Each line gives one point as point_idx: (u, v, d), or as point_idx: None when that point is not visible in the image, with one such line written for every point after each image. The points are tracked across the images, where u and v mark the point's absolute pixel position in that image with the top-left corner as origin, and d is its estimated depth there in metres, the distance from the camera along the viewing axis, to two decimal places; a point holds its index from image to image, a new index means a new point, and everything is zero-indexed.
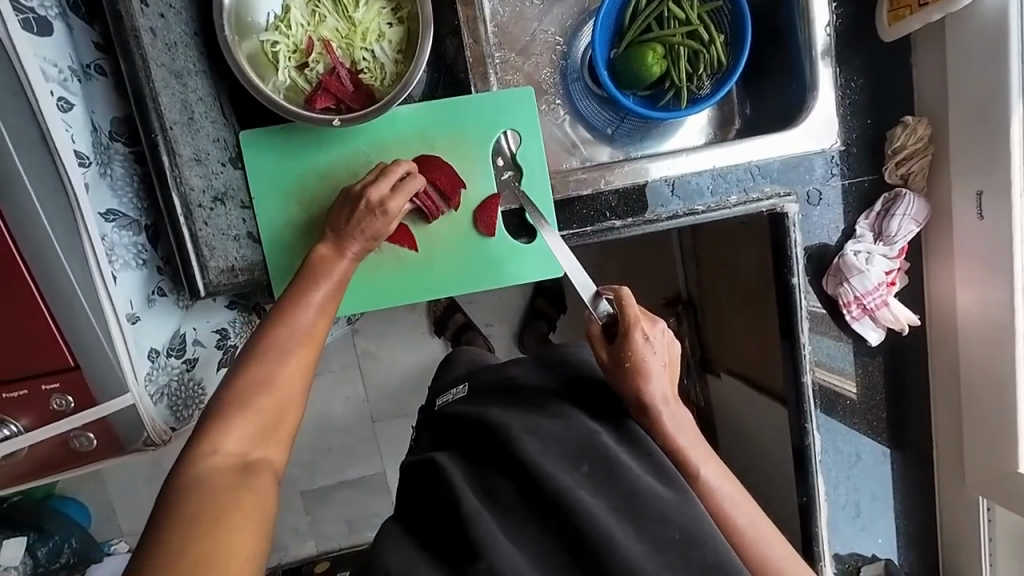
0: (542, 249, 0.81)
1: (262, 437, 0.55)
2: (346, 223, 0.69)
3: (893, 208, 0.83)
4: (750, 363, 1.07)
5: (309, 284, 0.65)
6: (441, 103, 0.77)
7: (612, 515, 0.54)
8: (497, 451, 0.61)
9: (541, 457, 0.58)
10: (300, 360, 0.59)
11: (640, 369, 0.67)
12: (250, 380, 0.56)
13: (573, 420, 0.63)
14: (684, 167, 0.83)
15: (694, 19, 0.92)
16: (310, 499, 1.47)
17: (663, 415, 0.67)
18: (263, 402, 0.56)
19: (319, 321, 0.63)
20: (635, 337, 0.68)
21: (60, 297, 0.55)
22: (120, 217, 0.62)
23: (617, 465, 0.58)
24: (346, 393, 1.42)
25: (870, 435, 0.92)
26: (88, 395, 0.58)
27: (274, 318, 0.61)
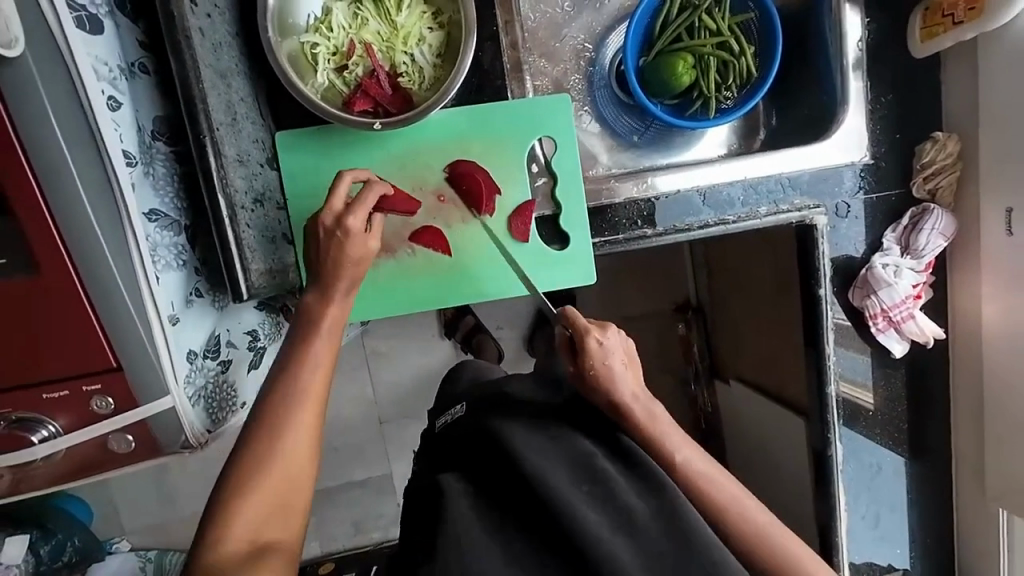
0: (577, 257, 0.81)
1: (271, 521, 0.54)
2: (320, 257, 0.64)
3: (921, 223, 0.84)
4: (769, 371, 1.02)
5: (306, 339, 0.62)
6: (480, 108, 0.77)
7: (611, 536, 0.51)
8: (495, 468, 0.58)
9: (541, 471, 0.55)
10: (302, 431, 0.58)
11: (597, 378, 0.64)
12: (251, 456, 0.55)
13: (570, 438, 0.60)
14: (716, 177, 0.84)
15: (725, 31, 0.93)
16: (317, 500, 1.46)
17: (636, 411, 0.64)
18: (268, 483, 0.55)
19: (317, 379, 0.60)
20: (587, 345, 0.64)
21: (106, 297, 0.54)
22: (162, 217, 0.61)
23: (619, 483, 0.55)
24: (357, 393, 1.41)
25: (889, 446, 0.94)
26: (129, 396, 0.57)
27: (272, 385, 0.59)
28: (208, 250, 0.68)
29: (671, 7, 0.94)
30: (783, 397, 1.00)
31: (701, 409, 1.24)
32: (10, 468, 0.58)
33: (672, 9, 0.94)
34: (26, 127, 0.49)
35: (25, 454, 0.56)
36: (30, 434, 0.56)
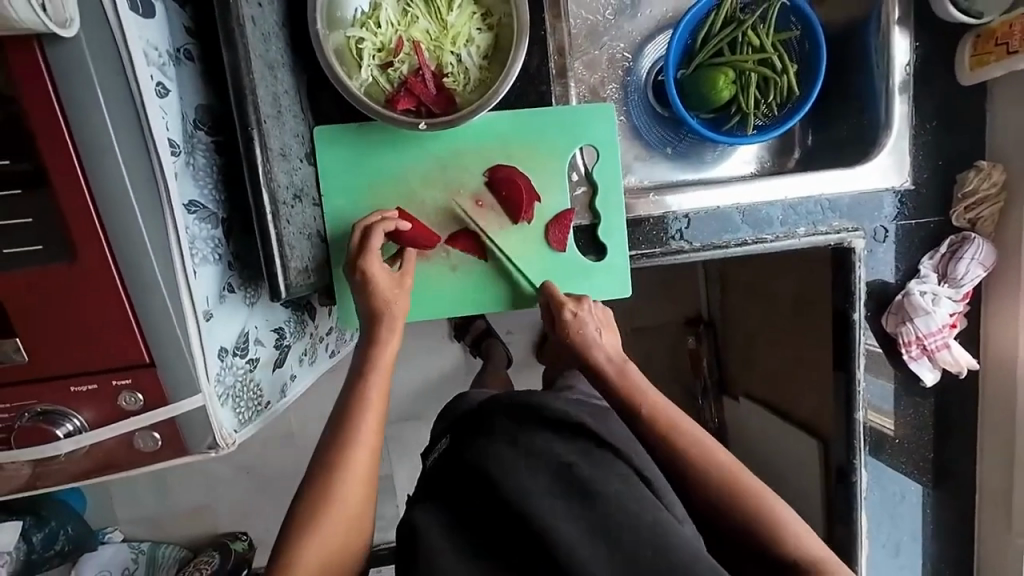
0: (614, 269, 0.79)
1: (348, 544, 0.62)
2: (361, 301, 0.70)
3: (960, 251, 0.83)
4: (782, 391, 1.03)
5: (361, 375, 0.67)
6: (523, 113, 0.76)
7: (589, 542, 0.59)
8: (479, 488, 0.66)
9: (521, 487, 0.63)
10: (360, 459, 0.63)
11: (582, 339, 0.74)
12: (320, 486, 0.62)
13: (540, 450, 0.67)
14: (757, 196, 0.83)
15: (769, 47, 0.91)
16: None
17: (609, 371, 0.74)
18: (340, 511, 0.61)
19: (372, 412, 0.66)
20: (564, 314, 0.75)
21: (143, 290, 0.52)
22: (200, 209, 0.59)
23: (589, 488, 0.63)
24: None
25: (914, 475, 0.93)
26: (159, 393, 0.55)
27: (334, 422, 0.65)
28: (241, 244, 0.66)
29: (716, 19, 0.92)
30: (795, 417, 1.00)
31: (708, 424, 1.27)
32: (32, 461, 0.56)
33: (716, 22, 0.92)
34: (75, 112, 0.48)
35: (49, 449, 0.54)
36: (54, 428, 0.54)
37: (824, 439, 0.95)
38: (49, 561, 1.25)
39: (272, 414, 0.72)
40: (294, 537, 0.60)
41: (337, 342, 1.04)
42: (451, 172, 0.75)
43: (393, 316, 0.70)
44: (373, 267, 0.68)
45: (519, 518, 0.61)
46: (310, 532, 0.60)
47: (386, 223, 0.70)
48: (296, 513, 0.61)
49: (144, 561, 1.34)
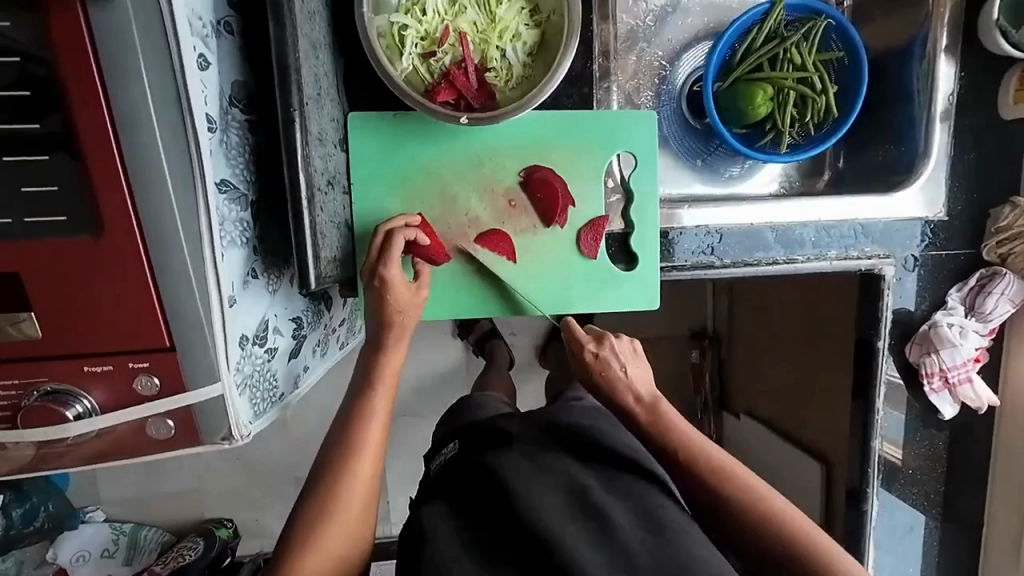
0: (643, 280, 0.78)
1: (347, 554, 0.59)
2: (374, 312, 0.67)
3: (991, 285, 0.82)
4: (784, 413, 1.06)
5: (370, 380, 0.66)
6: (563, 115, 0.74)
7: (605, 570, 0.56)
8: (490, 504, 0.64)
9: (536, 503, 0.61)
10: (369, 465, 0.62)
11: (604, 381, 0.75)
12: (328, 485, 0.60)
13: (557, 468, 0.66)
14: (793, 216, 0.82)
15: (810, 66, 0.90)
16: None
17: (637, 413, 0.73)
18: (348, 514, 0.60)
19: (379, 423, 0.64)
20: (586, 355, 0.75)
21: (171, 271, 0.50)
22: (231, 189, 0.57)
23: (606, 513, 0.61)
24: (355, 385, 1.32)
25: (923, 506, 0.92)
26: (177, 379, 0.53)
27: (341, 425, 0.64)
28: (267, 229, 0.64)
29: (758, 34, 0.90)
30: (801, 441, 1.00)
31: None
32: (36, 442, 0.53)
33: (758, 37, 0.90)
34: (114, 77, 0.45)
35: (55, 430, 0.51)
36: (64, 409, 0.51)
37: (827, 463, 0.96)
38: (28, 537, 1.20)
39: (285, 406, 0.70)
40: (298, 539, 0.58)
41: (347, 334, 1.02)
42: (485, 169, 0.73)
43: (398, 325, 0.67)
44: (390, 275, 0.66)
45: (530, 540, 0.59)
46: (319, 531, 0.58)
47: (409, 231, 0.67)
48: (302, 510, 0.59)
49: (125, 544, 1.32)
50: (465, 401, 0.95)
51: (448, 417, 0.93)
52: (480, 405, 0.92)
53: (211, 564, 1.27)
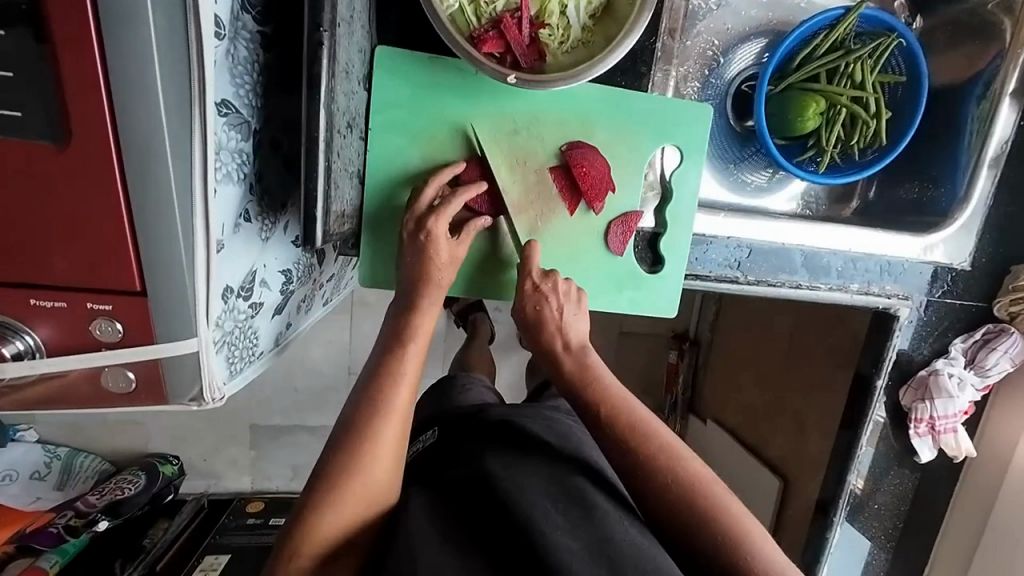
0: (666, 285, 0.73)
1: (360, 517, 0.54)
2: (411, 260, 0.62)
3: (996, 342, 0.82)
4: (754, 428, 1.13)
5: (400, 337, 0.61)
6: (615, 91, 0.67)
7: (585, 559, 0.49)
8: (468, 484, 0.57)
9: (518, 485, 0.55)
10: (392, 433, 0.56)
11: (538, 319, 0.64)
12: (348, 448, 0.54)
13: (546, 456, 0.60)
14: (823, 243, 0.80)
15: (868, 86, 0.85)
16: (260, 436, 1.32)
17: (564, 362, 0.63)
18: (370, 480, 0.54)
19: (407, 388, 0.58)
20: (524, 286, 0.65)
21: (151, 201, 0.42)
22: (232, 113, 0.47)
23: (592, 504, 0.54)
24: (328, 336, 1.25)
25: (880, 537, 0.95)
26: (145, 327, 0.45)
27: (361, 389, 0.58)
28: (268, 166, 0.55)
29: (823, 41, 0.84)
30: (766, 456, 1.10)
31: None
32: None
33: (823, 44, 0.84)
34: None
35: None
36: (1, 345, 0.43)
37: (786, 480, 1.04)
38: None
39: (264, 366, 0.63)
40: (310, 510, 0.52)
41: (333, 290, 0.94)
42: (523, 139, 0.66)
43: (437, 291, 0.63)
44: (436, 228, 0.61)
45: (503, 524, 0.52)
46: (339, 497, 0.53)
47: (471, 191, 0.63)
48: (322, 476, 0.54)
49: (58, 468, 1.24)
50: (450, 379, 0.90)
51: (433, 395, 0.88)
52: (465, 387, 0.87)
53: (151, 500, 1.23)
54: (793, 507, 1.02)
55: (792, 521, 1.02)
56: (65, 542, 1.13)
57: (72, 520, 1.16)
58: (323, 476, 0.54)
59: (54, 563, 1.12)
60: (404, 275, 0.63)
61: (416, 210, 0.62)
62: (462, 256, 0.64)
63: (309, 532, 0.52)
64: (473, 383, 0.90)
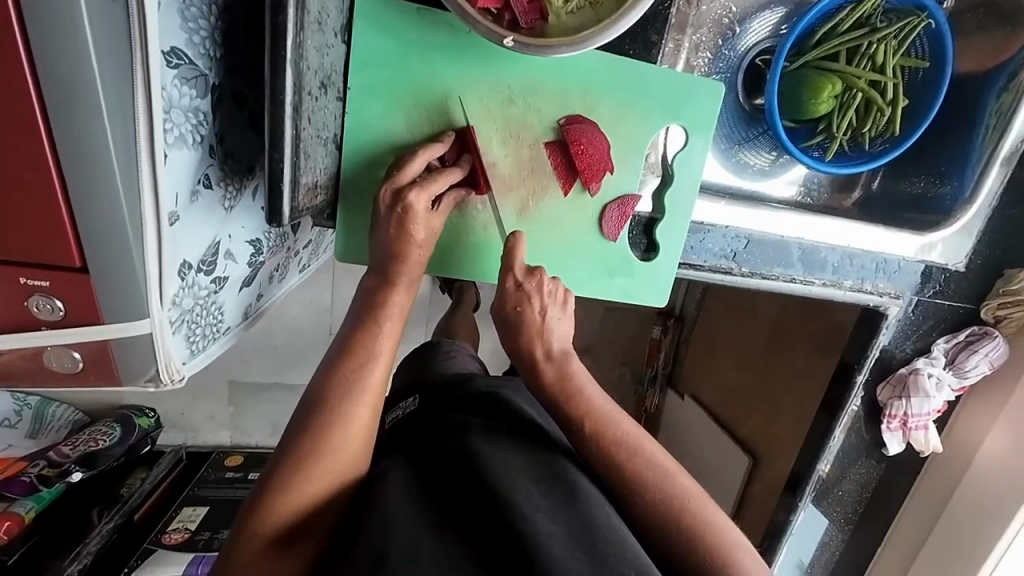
0: (658, 274, 0.70)
1: (329, 494, 0.52)
2: (383, 237, 0.57)
3: (977, 344, 0.82)
4: (732, 408, 1.15)
5: (371, 314, 0.57)
6: (621, 60, 0.62)
7: (565, 544, 0.48)
8: (446, 459, 0.55)
9: (502, 463, 0.53)
10: (364, 412, 0.54)
11: (519, 320, 0.61)
12: (320, 425, 0.52)
13: (532, 431, 0.58)
14: (821, 237, 0.77)
15: (888, 70, 0.79)
16: (237, 392, 1.30)
17: (545, 372, 0.60)
18: (342, 455, 0.52)
19: (381, 365, 0.56)
20: (506, 285, 0.61)
21: (87, 169, 0.37)
22: (185, 64, 0.41)
23: (576, 488, 0.52)
24: (308, 295, 1.21)
25: (841, 520, 0.99)
26: (89, 306, 0.41)
27: (331, 361, 0.55)
28: (232, 124, 0.50)
29: (847, 16, 0.78)
30: (739, 436, 1.12)
31: (645, 409, 1.34)
32: None
33: (847, 20, 0.78)
34: None
35: None
36: None
37: (755, 458, 1.07)
38: None
39: (231, 342, 0.59)
40: (276, 486, 0.50)
41: (310, 256, 0.89)
42: (518, 110, 0.61)
43: (412, 269, 0.58)
44: (416, 203, 0.56)
45: (484, 504, 0.50)
46: (309, 472, 0.50)
47: (456, 175, 0.59)
48: (289, 450, 0.51)
49: (30, 416, 1.21)
50: (433, 345, 0.87)
51: (411, 366, 0.85)
52: (450, 354, 0.84)
53: (127, 452, 1.21)
54: (759, 486, 1.06)
55: (757, 498, 1.06)
56: (40, 490, 1.09)
57: (46, 469, 1.12)
58: (290, 452, 0.51)
59: (29, 510, 1.06)
60: (376, 249, 0.58)
61: (397, 181, 0.57)
62: (439, 230, 0.59)
63: (275, 507, 0.49)
64: (458, 351, 0.87)
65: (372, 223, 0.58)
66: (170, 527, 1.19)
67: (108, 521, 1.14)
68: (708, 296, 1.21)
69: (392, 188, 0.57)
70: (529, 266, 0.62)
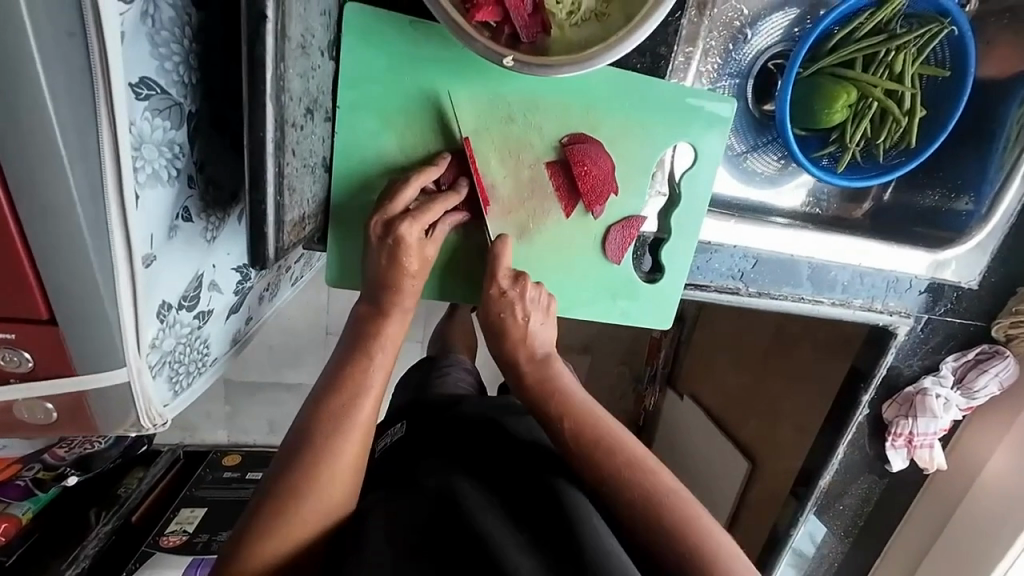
0: (662, 297, 0.68)
1: (314, 533, 0.49)
2: (375, 266, 0.55)
3: (987, 364, 0.81)
4: (732, 411, 1.12)
5: (363, 346, 0.54)
6: (626, 77, 0.59)
7: (548, 575, 0.44)
8: (432, 491, 0.52)
9: (490, 488, 0.50)
10: (351, 443, 0.51)
11: (501, 326, 0.58)
12: (305, 462, 0.49)
13: (527, 454, 0.55)
14: (831, 256, 0.75)
15: (907, 78, 0.75)
16: (233, 391, 1.28)
17: (527, 374, 0.58)
18: (325, 490, 0.49)
19: (372, 399, 0.53)
20: (490, 292, 0.58)
21: (49, 218, 0.34)
22: (156, 95, 0.38)
23: (568, 513, 0.48)
24: (304, 295, 1.18)
25: (841, 532, 0.98)
26: (59, 359, 0.39)
27: (320, 393, 0.53)
28: (213, 149, 0.46)
29: (866, 22, 0.74)
30: (738, 440, 1.10)
31: (643, 407, 1.34)
32: None
33: (865, 25, 0.74)
34: None
35: None
36: None
37: (754, 464, 1.05)
38: None
39: (217, 373, 0.57)
40: (259, 528, 0.48)
41: (303, 268, 0.86)
42: (516, 130, 0.58)
43: (405, 300, 0.55)
44: (408, 234, 0.53)
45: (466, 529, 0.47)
46: (293, 511, 0.48)
47: (451, 200, 0.55)
48: (274, 489, 0.49)
49: None
50: (430, 360, 0.84)
51: (407, 378, 0.83)
52: (444, 372, 0.80)
53: (122, 453, 1.19)
54: (758, 491, 1.05)
55: (756, 505, 1.05)
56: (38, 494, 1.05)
57: (42, 472, 1.07)
58: (274, 493, 0.49)
59: (27, 511, 1.04)
60: (370, 277, 0.55)
61: (389, 210, 0.54)
62: (433, 258, 0.56)
63: (257, 548, 0.47)
64: (453, 366, 0.83)
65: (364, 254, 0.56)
66: (167, 530, 1.15)
67: (106, 523, 1.12)
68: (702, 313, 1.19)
69: (383, 219, 0.54)
70: (513, 271, 0.59)
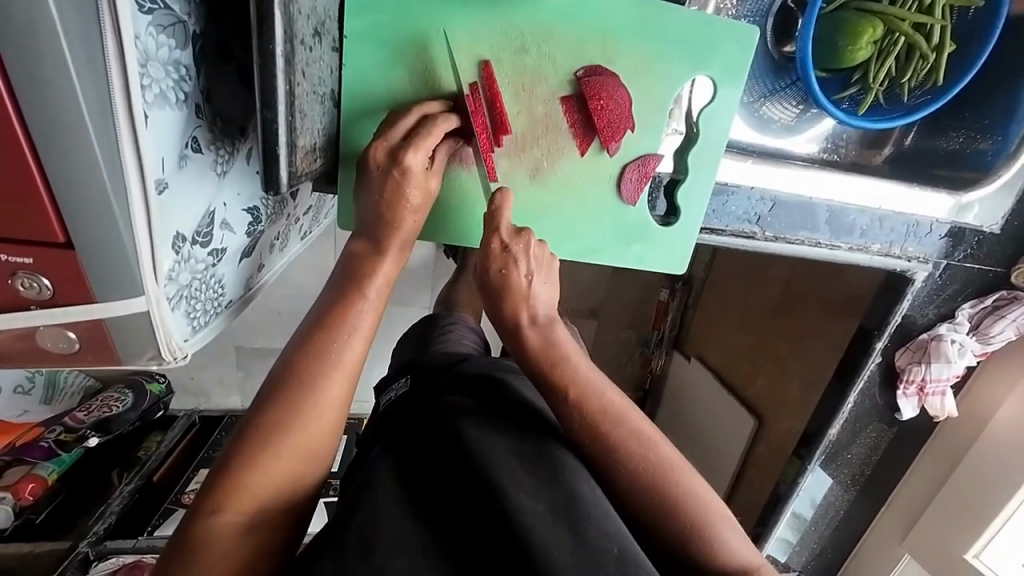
0: (677, 240, 0.66)
1: (288, 487, 0.48)
2: (380, 203, 0.53)
3: (1006, 310, 0.80)
4: (740, 370, 1.13)
5: (354, 283, 0.54)
6: (643, 5, 0.56)
7: (549, 523, 0.43)
8: (433, 446, 0.50)
9: (489, 439, 0.48)
10: (339, 384, 0.51)
11: (504, 284, 0.56)
12: (283, 409, 0.49)
13: (516, 398, 0.54)
14: (849, 198, 0.74)
15: (937, 10, 0.72)
16: (244, 355, 1.29)
17: (528, 338, 0.56)
18: (312, 432, 0.49)
19: (361, 338, 0.53)
20: (491, 247, 0.56)
21: (59, 131, 0.33)
22: (160, 9, 0.37)
23: (561, 464, 0.48)
24: (310, 260, 1.17)
25: (847, 481, 0.99)
26: (77, 284, 0.38)
27: (305, 338, 0.52)
28: (218, 77, 0.45)
29: None
30: (746, 397, 1.11)
31: (649, 369, 1.34)
32: None
33: None
34: None
35: None
36: None
37: (761, 420, 1.07)
38: None
39: (233, 317, 0.57)
40: (233, 470, 0.46)
41: (311, 224, 0.85)
42: (527, 61, 0.56)
43: (399, 238, 0.54)
44: (412, 164, 0.52)
45: (465, 480, 0.46)
46: (274, 450, 0.47)
47: (449, 120, 0.53)
48: (245, 435, 0.48)
49: (42, 382, 1.15)
50: (432, 321, 0.83)
51: (411, 335, 0.82)
52: (446, 329, 0.80)
53: (141, 416, 1.21)
54: (764, 446, 1.06)
55: (762, 457, 1.06)
56: (60, 454, 1.07)
57: (63, 435, 1.10)
58: (248, 436, 0.48)
59: (52, 472, 1.04)
60: (374, 214, 0.53)
61: (390, 139, 0.52)
62: (435, 191, 0.55)
63: (228, 495, 0.45)
64: (456, 324, 0.83)
65: (359, 178, 0.54)
66: (188, 488, 1.16)
67: (128, 482, 1.12)
68: (711, 271, 1.18)
69: (383, 141, 0.52)
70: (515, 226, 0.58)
